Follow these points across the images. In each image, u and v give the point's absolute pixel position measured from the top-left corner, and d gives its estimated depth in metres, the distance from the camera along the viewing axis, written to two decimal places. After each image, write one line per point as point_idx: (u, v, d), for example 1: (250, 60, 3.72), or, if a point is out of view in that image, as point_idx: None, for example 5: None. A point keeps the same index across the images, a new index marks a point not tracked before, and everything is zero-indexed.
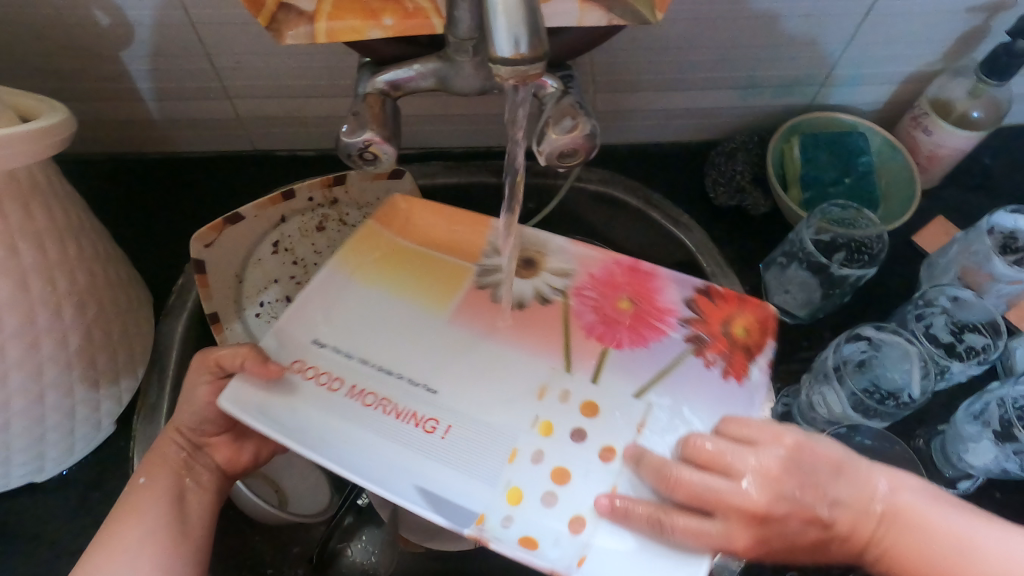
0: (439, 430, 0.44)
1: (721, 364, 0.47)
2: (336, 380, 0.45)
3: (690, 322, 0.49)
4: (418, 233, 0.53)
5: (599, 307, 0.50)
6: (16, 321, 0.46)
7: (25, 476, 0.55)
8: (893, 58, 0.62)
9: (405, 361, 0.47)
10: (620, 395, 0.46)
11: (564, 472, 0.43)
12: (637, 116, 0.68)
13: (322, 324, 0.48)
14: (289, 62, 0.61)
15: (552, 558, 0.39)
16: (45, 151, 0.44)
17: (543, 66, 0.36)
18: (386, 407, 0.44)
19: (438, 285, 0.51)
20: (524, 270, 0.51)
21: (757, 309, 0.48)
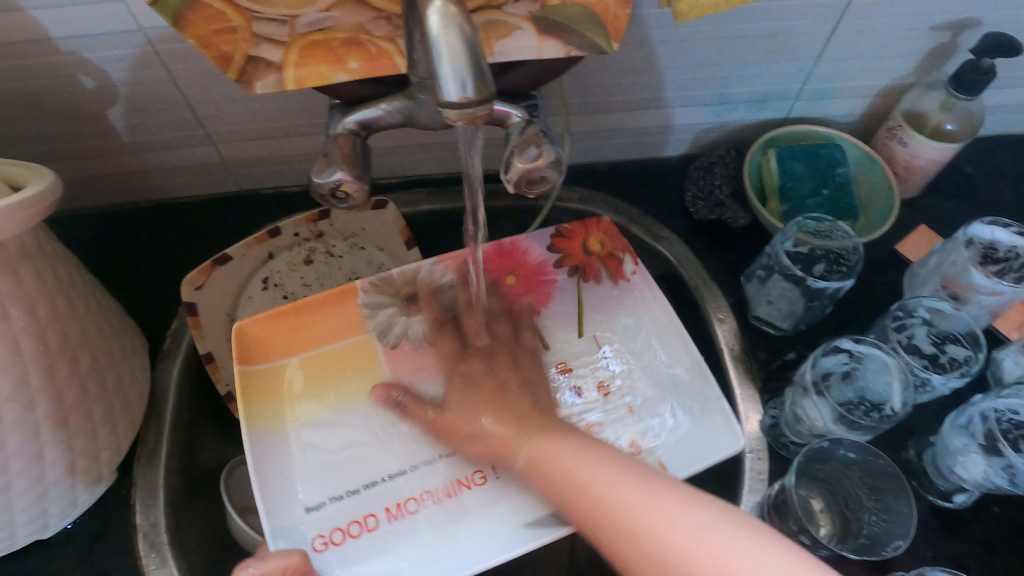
0: (486, 477, 0.51)
1: (606, 276, 0.59)
2: (370, 517, 0.49)
3: (562, 260, 0.59)
4: (288, 341, 0.53)
5: (501, 295, 0.57)
6: (12, 383, 0.47)
7: (30, 534, 0.56)
8: (865, 73, 0.63)
9: (383, 460, 0.51)
10: (569, 344, 0.57)
11: (595, 425, 0.53)
12: (613, 135, 0.69)
13: (305, 482, 0.49)
14: (267, 107, 0.62)
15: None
16: (30, 219, 0.45)
17: (489, 107, 0.37)
18: (430, 496, 0.50)
19: (354, 364, 0.54)
20: (411, 304, 0.55)
21: (594, 222, 0.60)
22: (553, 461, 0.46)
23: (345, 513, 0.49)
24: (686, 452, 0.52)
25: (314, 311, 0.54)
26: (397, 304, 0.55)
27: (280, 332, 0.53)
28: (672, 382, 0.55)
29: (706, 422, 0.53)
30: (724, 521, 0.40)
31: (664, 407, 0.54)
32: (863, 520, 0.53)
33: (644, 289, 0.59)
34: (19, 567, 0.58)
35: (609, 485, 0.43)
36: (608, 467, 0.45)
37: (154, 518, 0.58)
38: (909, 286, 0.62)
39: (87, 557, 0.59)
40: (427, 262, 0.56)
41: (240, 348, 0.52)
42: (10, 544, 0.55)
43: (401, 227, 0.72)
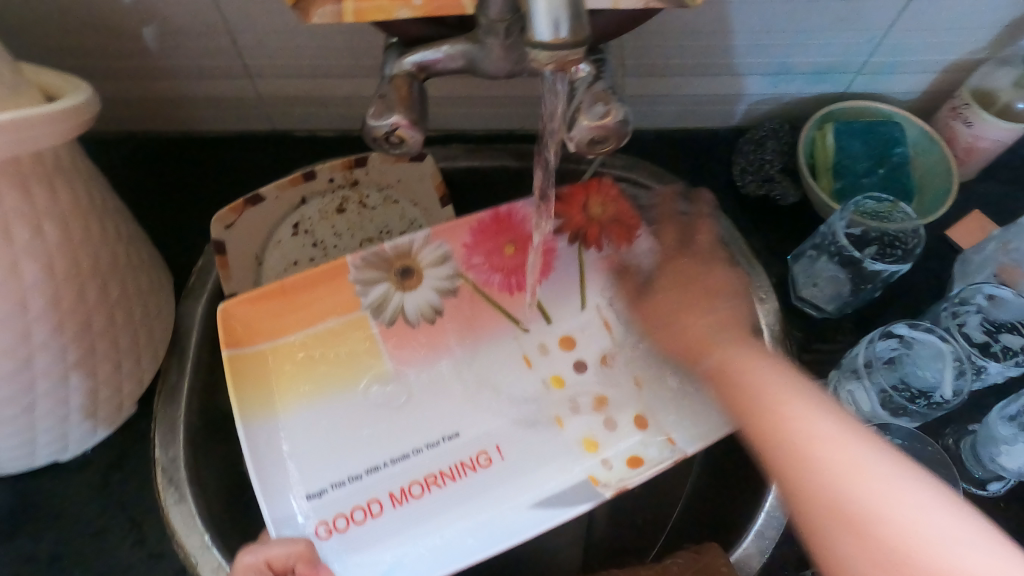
0: (492, 457, 0.52)
1: (608, 243, 0.56)
2: (376, 504, 0.49)
3: (560, 229, 0.56)
4: (276, 321, 0.51)
5: (495, 266, 0.55)
6: (43, 302, 0.45)
7: (48, 456, 0.55)
8: (935, 47, 0.60)
9: (398, 440, 0.52)
10: (570, 321, 0.57)
11: (600, 400, 0.55)
12: (666, 101, 0.67)
13: (306, 470, 0.49)
14: (312, 41, 0.59)
15: (656, 455, 0.50)
16: (69, 131, 0.43)
17: (583, 51, 0.35)
18: (434, 479, 0.51)
19: (351, 342, 0.52)
20: (407, 279, 0.54)
21: (595, 185, 0.55)
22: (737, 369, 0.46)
23: (350, 497, 0.49)
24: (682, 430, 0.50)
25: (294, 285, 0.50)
26: (393, 280, 0.53)
27: (259, 311, 0.50)
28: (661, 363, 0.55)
29: (701, 399, 0.51)
30: (924, 483, 0.37)
31: (661, 386, 0.53)
32: None
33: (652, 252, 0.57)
34: (35, 491, 0.57)
35: (802, 418, 0.41)
36: (805, 400, 0.42)
37: (174, 453, 0.57)
38: (960, 274, 0.62)
39: (103, 487, 0.58)
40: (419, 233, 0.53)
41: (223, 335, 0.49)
42: (28, 464, 0.54)
43: (438, 183, 0.69)
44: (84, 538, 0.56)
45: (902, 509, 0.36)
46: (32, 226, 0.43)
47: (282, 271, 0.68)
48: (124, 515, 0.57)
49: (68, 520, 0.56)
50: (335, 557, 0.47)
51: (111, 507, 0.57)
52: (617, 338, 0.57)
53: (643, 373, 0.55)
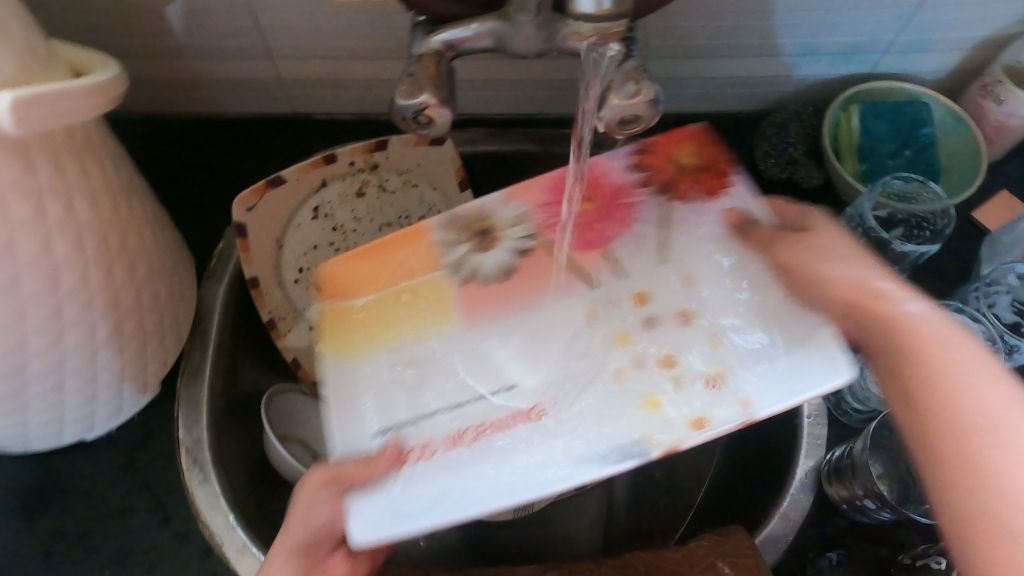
0: (547, 412, 0.41)
1: (701, 192, 0.47)
2: (414, 454, 0.41)
3: (646, 181, 0.47)
4: (359, 276, 0.46)
5: (574, 222, 0.47)
6: (73, 279, 0.45)
7: (75, 435, 0.55)
8: (963, 24, 0.59)
9: (454, 387, 0.42)
10: (650, 270, 0.45)
11: (673, 357, 0.42)
12: (689, 83, 0.66)
13: (365, 405, 0.42)
14: (335, 21, 0.59)
15: (725, 419, 0.40)
16: (98, 106, 0.43)
17: (627, 23, 0.34)
18: (488, 428, 0.41)
19: (427, 296, 0.45)
20: (485, 240, 0.47)
21: (680, 133, 0.49)
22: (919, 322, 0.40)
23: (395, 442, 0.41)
24: (770, 392, 0.40)
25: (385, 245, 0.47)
26: (471, 240, 0.47)
27: (349, 270, 0.46)
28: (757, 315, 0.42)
29: (803, 353, 0.41)
30: None
31: (748, 342, 0.42)
32: None
33: (747, 203, 0.46)
34: (62, 469, 0.58)
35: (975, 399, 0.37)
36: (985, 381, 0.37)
37: (198, 434, 0.57)
38: (987, 255, 0.61)
39: (129, 467, 0.58)
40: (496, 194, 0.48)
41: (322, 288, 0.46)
42: (56, 442, 0.55)
43: (457, 168, 0.69)
44: (111, 516, 0.57)
45: None
46: (63, 202, 0.43)
47: (301, 255, 0.68)
48: (150, 494, 0.57)
49: (95, 499, 0.57)
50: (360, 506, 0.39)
51: (138, 486, 0.57)
52: (708, 295, 0.43)
53: (736, 330, 0.42)
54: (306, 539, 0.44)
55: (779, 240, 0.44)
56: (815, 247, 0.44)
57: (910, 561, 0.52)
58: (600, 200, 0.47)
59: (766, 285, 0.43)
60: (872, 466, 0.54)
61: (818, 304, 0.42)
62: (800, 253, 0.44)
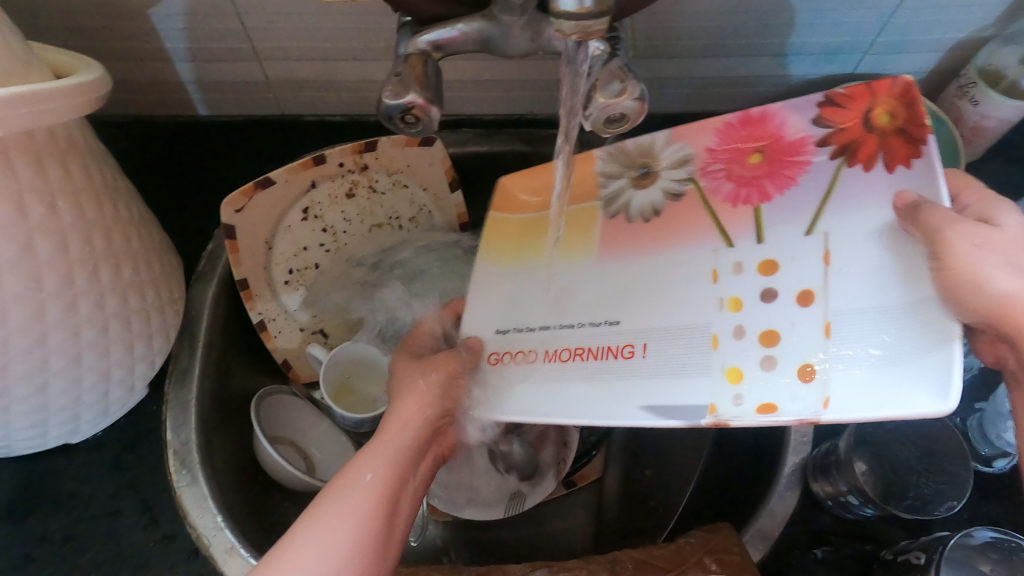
0: (635, 353, 0.45)
1: (883, 160, 0.41)
2: (530, 353, 0.49)
3: (828, 138, 0.44)
4: (537, 195, 0.56)
5: (731, 173, 0.47)
6: (57, 280, 0.45)
7: (61, 436, 0.55)
8: (943, 25, 0.61)
9: (583, 309, 0.49)
10: (788, 237, 0.42)
11: (775, 333, 0.40)
12: (675, 83, 0.67)
13: (507, 309, 0.52)
14: (323, 22, 0.59)
15: (794, 411, 0.38)
16: (80, 107, 0.43)
17: (607, 22, 0.34)
18: (583, 353, 0.47)
19: (575, 229, 0.52)
20: (643, 178, 0.51)
21: (882, 87, 0.42)
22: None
23: (515, 342, 0.50)
24: (861, 395, 0.36)
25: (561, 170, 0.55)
26: (630, 177, 0.52)
27: (529, 184, 0.57)
28: (898, 310, 0.37)
29: (924, 359, 0.35)
30: None
31: (872, 345, 0.37)
32: (911, 483, 0.55)
33: (937, 180, 0.39)
34: (48, 472, 0.58)
35: None
36: None
37: (185, 436, 0.57)
38: None
39: (116, 469, 0.58)
40: (663, 133, 0.51)
41: (499, 201, 0.57)
42: (41, 444, 0.55)
43: (446, 168, 0.69)
44: (98, 518, 0.57)
45: None
46: (46, 203, 0.43)
47: (291, 256, 0.68)
48: (136, 496, 0.57)
49: (81, 501, 0.57)
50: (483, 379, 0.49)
51: (125, 488, 0.58)
52: (846, 278, 0.39)
53: (865, 326, 0.38)
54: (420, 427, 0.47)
55: (946, 230, 0.36)
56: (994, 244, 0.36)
57: (892, 556, 0.53)
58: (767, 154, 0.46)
59: (919, 277, 0.37)
60: (857, 461, 0.55)
61: (966, 312, 0.35)
62: (972, 255, 0.35)
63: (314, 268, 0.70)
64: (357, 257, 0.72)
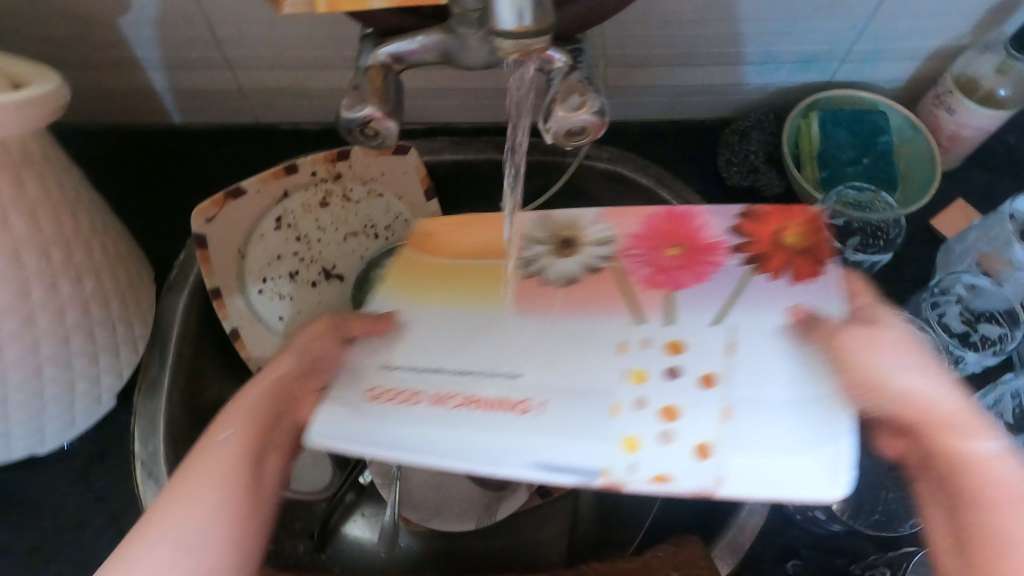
0: (532, 408, 0.38)
1: (788, 275, 0.42)
2: (411, 395, 0.40)
3: (742, 246, 0.43)
4: (457, 246, 0.49)
5: (649, 259, 0.44)
6: (11, 294, 0.45)
7: (27, 449, 0.55)
8: (917, 33, 0.61)
9: (480, 354, 0.42)
10: (696, 325, 0.40)
11: (677, 409, 0.37)
12: (650, 91, 0.67)
13: (388, 347, 0.43)
14: (292, 32, 0.59)
15: (688, 487, 0.35)
16: (34, 121, 0.43)
17: (548, 40, 0.34)
18: (476, 402, 0.39)
19: (487, 286, 0.46)
20: (565, 249, 0.46)
21: (796, 210, 0.43)
22: (986, 465, 0.37)
23: (400, 379, 0.41)
24: (753, 475, 0.35)
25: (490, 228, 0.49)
26: (552, 245, 0.47)
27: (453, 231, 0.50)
28: (800, 403, 0.36)
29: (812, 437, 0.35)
30: None
31: (768, 432, 0.36)
32: (879, 496, 0.57)
33: (830, 301, 0.40)
34: (16, 484, 0.58)
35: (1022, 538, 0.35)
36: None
37: (153, 446, 0.57)
38: (943, 262, 0.64)
39: (83, 481, 0.58)
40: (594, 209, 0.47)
41: (417, 240, 0.50)
42: (7, 457, 0.55)
43: (422, 176, 0.68)
44: (64, 530, 0.57)
45: None
46: None
47: (266, 265, 0.68)
48: (103, 508, 0.58)
49: (48, 513, 0.57)
50: (356, 403, 0.39)
51: (93, 500, 0.58)
52: (746, 367, 0.38)
53: (766, 412, 0.36)
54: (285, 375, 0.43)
55: (838, 336, 0.39)
56: (875, 343, 0.39)
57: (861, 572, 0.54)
58: (684, 248, 0.44)
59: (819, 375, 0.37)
60: None
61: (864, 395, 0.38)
62: (864, 351, 0.38)
63: (290, 277, 0.69)
64: (332, 266, 0.70)
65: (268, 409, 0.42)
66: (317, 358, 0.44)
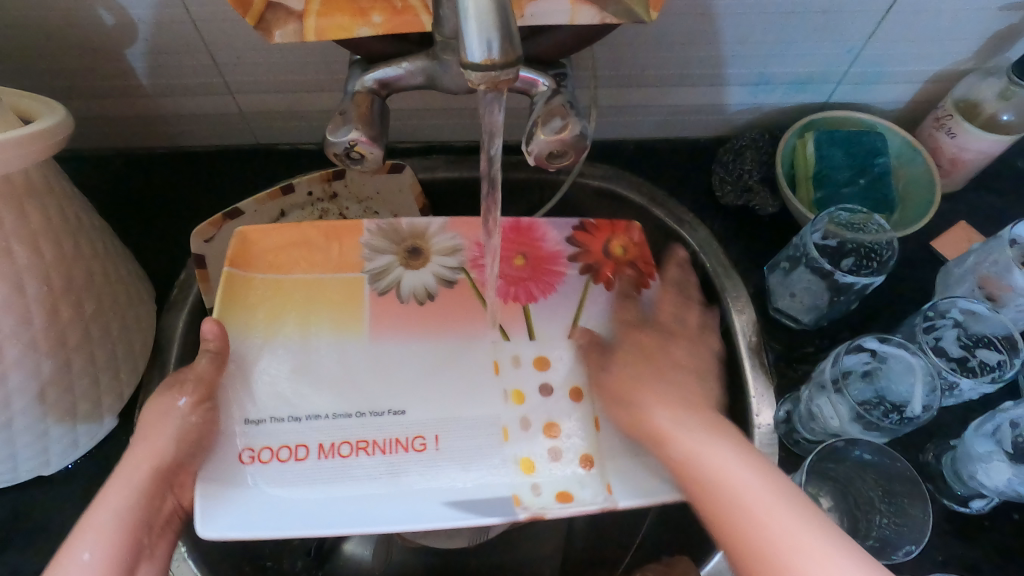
0: (427, 443, 0.48)
1: (618, 281, 0.57)
2: (299, 449, 0.47)
3: (575, 255, 0.57)
4: (291, 260, 0.55)
5: (502, 271, 0.56)
6: (13, 320, 0.47)
7: (32, 469, 0.57)
8: (914, 57, 0.61)
9: (354, 397, 0.50)
10: (556, 341, 0.53)
11: (554, 425, 0.50)
12: (643, 111, 0.67)
13: (256, 399, 0.49)
14: (290, 60, 0.61)
15: (587, 499, 0.47)
16: (37, 154, 0.45)
17: (515, 71, 0.35)
18: (367, 446, 0.48)
19: (341, 306, 0.54)
20: (414, 259, 0.56)
21: (620, 226, 0.59)
22: (690, 460, 0.46)
23: (279, 434, 0.48)
24: (633, 481, 0.48)
25: (329, 238, 0.56)
26: (401, 255, 0.56)
27: (280, 245, 0.56)
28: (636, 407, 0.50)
29: None
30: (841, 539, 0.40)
31: (620, 434, 0.50)
32: (874, 523, 0.55)
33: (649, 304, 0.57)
34: (20, 502, 0.60)
35: (747, 493, 0.43)
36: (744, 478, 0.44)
37: None
38: (941, 286, 0.64)
39: (85, 500, 0.60)
40: (439, 220, 0.58)
41: (239, 258, 0.55)
42: (12, 478, 0.57)
43: (417, 194, 0.69)
44: None
45: None
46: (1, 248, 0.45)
47: None
48: None
49: (51, 532, 0.59)
50: (238, 470, 0.46)
51: None
52: (597, 380, 0.51)
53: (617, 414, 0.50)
54: (162, 459, 0.47)
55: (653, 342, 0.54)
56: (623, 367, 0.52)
57: None
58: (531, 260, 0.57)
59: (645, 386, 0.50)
60: (820, 498, 0.56)
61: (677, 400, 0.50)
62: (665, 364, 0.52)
63: None
64: None
65: (137, 519, 0.45)
66: (187, 437, 0.47)
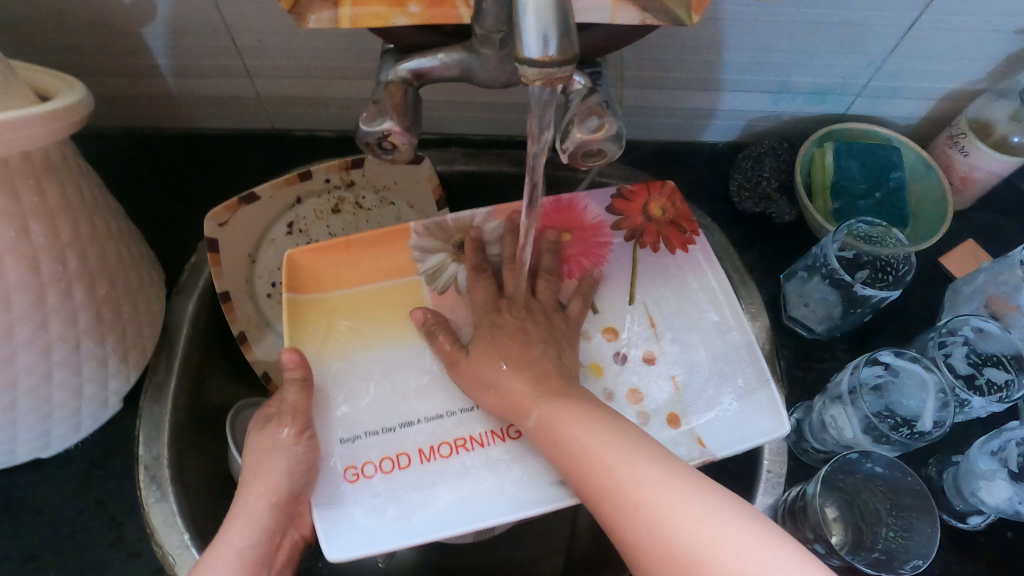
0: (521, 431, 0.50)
1: (665, 244, 0.57)
2: (401, 457, 0.48)
3: (618, 223, 0.57)
4: (338, 271, 0.54)
5: (551, 250, 0.56)
6: (26, 301, 0.46)
7: (31, 452, 0.56)
8: (932, 75, 0.62)
9: (427, 399, 0.50)
10: (620, 308, 0.55)
11: (637, 392, 0.52)
12: (665, 114, 0.67)
13: (342, 415, 0.49)
14: (313, 46, 0.60)
15: (684, 455, 0.49)
16: (58, 131, 0.44)
17: (571, 69, 0.35)
18: (465, 443, 0.49)
19: (402, 306, 0.53)
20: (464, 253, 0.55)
21: (655, 187, 0.58)
22: (565, 436, 0.44)
23: (376, 446, 0.48)
24: (724, 436, 0.50)
25: (373, 246, 0.55)
26: (450, 251, 0.55)
27: (328, 258, 0.54)
28: (706, 365, 0.52)
29: (749, 405, 0.51)
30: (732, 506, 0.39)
31: (701, 394, 0.52)
32: (879, 535, 0.56)
33: (702, 266, 0.56)
34: (19, 484, 0.59)
35: (621, 460, 0.42)
36: (621, 443, 0.43)
37: (157, 451, 0.57)
38: (950, 303, 0.65)
39: (86, 485, 0.59)
40: (483, 211, 0.56)
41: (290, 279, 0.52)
42: (11, 460, 0.56)
43: (434, 186, 0.68)
44: (63, 534, 0.57)
45: (726, 539, 0.37)
46: (17, 226, 0.44)
47: (275, 270, 0.67)
48: (103, 513, 0.58)
49: (48, 517, 0.58)
50: (347, 488, 0.47)
51: (94, 505, 0.58)
52: (667, 342, 0.53)
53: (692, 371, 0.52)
54: (279, 493, 0.49)
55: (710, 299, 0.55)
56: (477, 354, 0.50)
57: None
58: (577, 235, 0.57)
59: (709, 342, 0.53)
60: (827, 508, 0.57)
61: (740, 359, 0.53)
62: (721, 319, 0.54)
63: None
64: None
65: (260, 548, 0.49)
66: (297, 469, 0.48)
